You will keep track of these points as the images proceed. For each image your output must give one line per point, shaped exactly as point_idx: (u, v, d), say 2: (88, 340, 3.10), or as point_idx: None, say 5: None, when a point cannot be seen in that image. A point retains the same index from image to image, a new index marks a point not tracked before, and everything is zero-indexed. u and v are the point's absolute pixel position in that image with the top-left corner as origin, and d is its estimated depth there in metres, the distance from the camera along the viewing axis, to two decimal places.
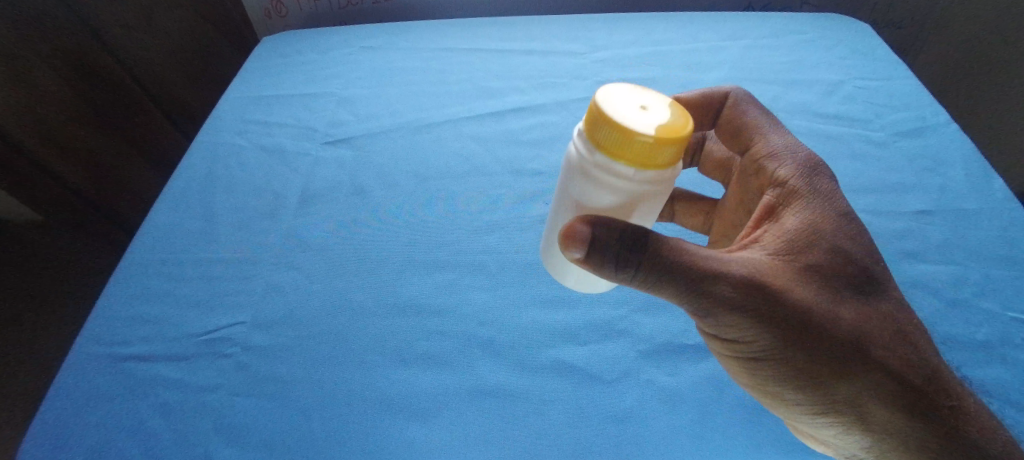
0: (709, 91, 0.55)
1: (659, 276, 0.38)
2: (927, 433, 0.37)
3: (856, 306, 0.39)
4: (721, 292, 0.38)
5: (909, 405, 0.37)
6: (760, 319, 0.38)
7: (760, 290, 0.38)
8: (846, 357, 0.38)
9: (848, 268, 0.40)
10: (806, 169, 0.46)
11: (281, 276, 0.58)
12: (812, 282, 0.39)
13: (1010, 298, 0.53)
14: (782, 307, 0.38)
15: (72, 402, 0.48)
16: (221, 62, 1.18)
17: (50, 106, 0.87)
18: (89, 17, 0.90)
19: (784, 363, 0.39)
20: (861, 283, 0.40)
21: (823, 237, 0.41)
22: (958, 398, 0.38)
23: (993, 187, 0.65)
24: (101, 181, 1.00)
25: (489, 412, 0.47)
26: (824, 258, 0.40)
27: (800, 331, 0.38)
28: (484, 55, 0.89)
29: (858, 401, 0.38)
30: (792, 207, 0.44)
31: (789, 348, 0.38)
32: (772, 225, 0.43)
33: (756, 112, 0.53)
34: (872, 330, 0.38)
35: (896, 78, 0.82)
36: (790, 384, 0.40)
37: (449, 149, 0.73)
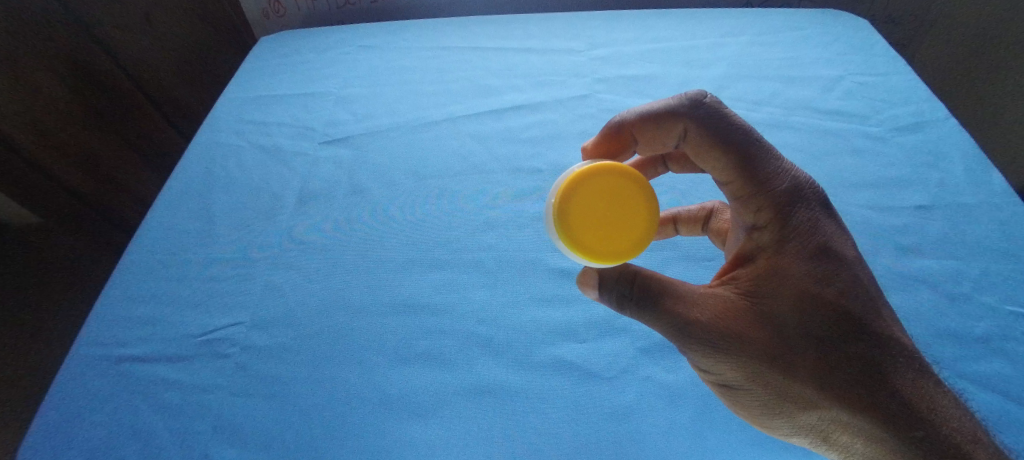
0: (663, 109, 0.47)
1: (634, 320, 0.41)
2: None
3: (821, 344, 0.38)
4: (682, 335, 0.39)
5: (878, 437, 0.36)
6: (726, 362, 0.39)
7: (723, 336, 0.39)
8: (803, 392, 0.38)
9: (816, 307, 0.39)
10: (780, 204, 0.42)
11: (279, 276, 0.57)
12: (771, 324, 0.39)
13: (1010, 292, 0.53)
14: (745, 351, 0.39)
15: (71, 403, 0.48)
16: (223, 59, 1.17)
17: (48, 108, 0.90)
18: (87, 19, 0.91)
19: (749, 395, 0.40)
20: (838, 324, 0.38)
21: (788, 280, 0.40)
22: (937, 429, 0.35)
23: (994, 181, 0.64)
24: (100, 179, 1.02)
25: (486, 411, 0.47)
26: (787, 300, 0.39)
27: (763, 377, 0.39)
28: (482, 54, 0.89)
29: (825, 428, 0.39)
30: (764, 248, 0.42)
31: (751, 383, 0.39)
32: (742, 267, 0.43)
33: (720, 129, 0.44)
34: (837, 366, 0.38)
35: (896, 72, 0.81)
36: (759, 412, 0.41)
37: (446, 148, 0.73)
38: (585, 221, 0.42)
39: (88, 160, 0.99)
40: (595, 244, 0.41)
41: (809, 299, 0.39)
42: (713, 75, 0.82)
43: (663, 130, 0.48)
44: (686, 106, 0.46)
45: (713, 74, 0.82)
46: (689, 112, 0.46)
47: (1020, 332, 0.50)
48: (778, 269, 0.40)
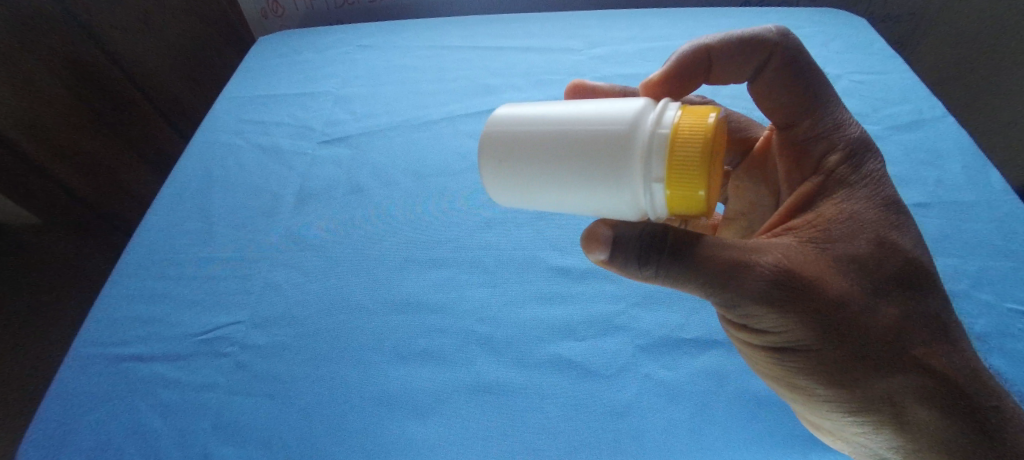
0: (751, 33, 0.43)
1: (677, 269, 0.33)
2: (966, 435, 0.32)
3: (896, 301, 0.34)
4: (748, 281, 0.33)
5: (947, 405, 0.33)
6: (794, 320, 0.33)
7: (795, 285, 0.33)
8: (880, 352, 0.33)
9: (892, 260, 0.35)
10: (850, 153, 0.39)
11: (279, 275, 0.58)
12: (848, 273, 0.34)
13: (1009, 290, 0.53)
14: (819, 304, 0.33)
15: (70, 402, 0.48)
16: (222, 60, 1.17)
17: (48, 109, 0.90)
18: (86, 20, 0.91)
19: (814, 357, 0.34)
20: (911, 279, 0.35)
21: (862, 227, 0.36)
22: (996, 398, 0.34)
23: (992, 178, 0.64)
24: (100, 179, 1.02)
25: (486, 408, 0.47)
26: (864, 249, 0.35)
27: (837, 331, 0.33)
28: (481, 54, 0.89)
29: (893, 400, 0.33)
30: (833, 197, 0.38)
31: (822, 341, 0.33)
32: (805, 215, 0.38)
33: (807, 71, 0.42)
34: (911, 325, 0.34)
35: (895, 71, 0.81)
36: (817, 380, 0.35)
37: (445, 147, 0.73)
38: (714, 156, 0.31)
39: (88, 160, 0.99)
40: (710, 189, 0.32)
41: (889, 250, 0.35)
42: None
43: (741, 59, 0.44)
44: (773, 36, 0.43)
45: None
46: (777, 40, 0.42)
47: (1018, 328, 0.50)
48: (850, 217, 0.36)
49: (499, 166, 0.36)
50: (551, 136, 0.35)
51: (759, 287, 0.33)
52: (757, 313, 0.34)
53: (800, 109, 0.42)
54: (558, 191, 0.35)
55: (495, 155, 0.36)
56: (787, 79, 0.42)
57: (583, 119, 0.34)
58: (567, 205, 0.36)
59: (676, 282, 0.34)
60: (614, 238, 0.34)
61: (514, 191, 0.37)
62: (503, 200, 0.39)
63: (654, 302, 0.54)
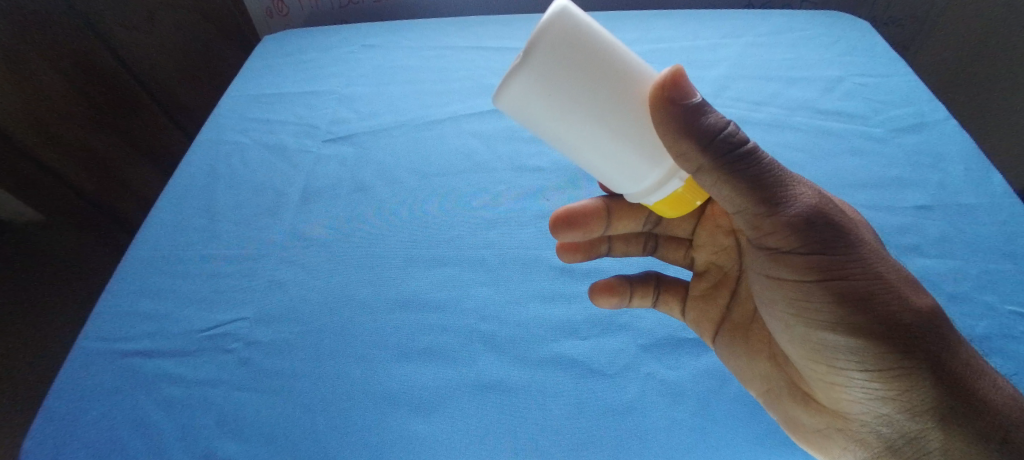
0: None
1: (748, 163, 0.34)
2: (982, 377, 0.35)
3: None
4: (808, 195, 0.35)
5: (967, 347, 0.36)
6: (844, 230, 0.35)
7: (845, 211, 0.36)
8: (917, 287, 0.36)
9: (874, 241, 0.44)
10: None
11: (282, 272, 0.58)
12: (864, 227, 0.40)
13: (1010, 292, 0.53)
14: (859, 231, 0.36)
15: (74, 396, 0.48)
16: (225, 58, 1.18)
17: (52, 105, 0.90)
18: (89, 16, 0.91)
19: (871, 277, 0.35)
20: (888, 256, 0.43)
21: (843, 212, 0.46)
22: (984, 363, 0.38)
23: (993, 180, 0.65)
24: (101, 176, 1.02)
25: (489, 404, 0.47)
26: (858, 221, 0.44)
27: (882, 256, 0.36)
28: (484, 54, 0.89)
29: (937, 333, 0.35)
30: None
31: (874, 260, 0.35)
32: None
33: None
34: None
35: (898, 74, 0.82)
36: (873, 302, 0.35)
37: (449, 147, 0.73)
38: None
39: (90, 157, 0.98)
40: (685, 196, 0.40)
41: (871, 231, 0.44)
42: (714, 76, 0.83)
43: None
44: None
45: (714, 75, 0.83)
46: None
47: (1020, 331, 0.50)
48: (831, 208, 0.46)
49: (558, 72, 0.29)
50: (619, 79, 0.32)
51: (819, 202, 0.35)
52: (813, 217, 0.34)
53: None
54: (596, 140, 0.33)
55: (553, 61, 0.29)
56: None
57: (643, 76, 0.33)
58: (579, 152, 0.34)
59: (742, 179, 0.34)
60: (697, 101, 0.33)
61: (547, 107, 0.31)
62: (512, 102, 0.31)
63: None
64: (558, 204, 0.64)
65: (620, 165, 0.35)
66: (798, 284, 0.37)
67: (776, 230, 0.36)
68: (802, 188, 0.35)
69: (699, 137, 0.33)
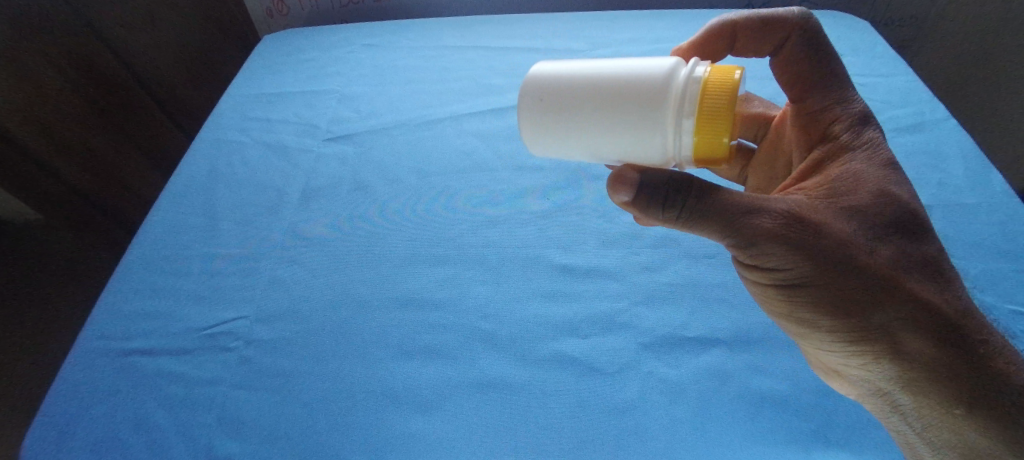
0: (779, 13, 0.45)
1: (694, 214, 0.37)
2: (960, 363, 0.35)
3: (895, 244, 0.37)
4: (756, 221, 0.36)
5: (943, 337, 0.35)
6: (800, 243, 0.36)
7: (800, 225, 0.36)
8: (876, 293, 0.36)
9: (897, 210, 0.38)
10: (857, 123, 0.42)
11: (284, 270, 0.58)
12: (849, 216, 0.37)
13: (1011, 292, 0.53)
14: (816, 246, 0.36)
15: (75, 394, 0.48)
16: (224, 58, 1.17)
17: (52, 105, 0.90)
18: (90, 17, 0.91)
19: (814, 296, 0.37)
20: (905, 227, 0.37)
21: (868, 182, 0.38)
22: (993, 335, 0.36)
23: (993, 180, 0.65)
24: (101, 176, 1.02)
25: (490, 403, 0.47)
26: (871, 200, 0.38)
27: (838, 274, 0.36)
28: (485, 53, 0.89)
29: (889, 335, 0.36)
30: (840, 161, 0.40)
31: (821, 282, 0.36)
32: (813, 175, 0.41)
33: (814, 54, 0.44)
34: (907, 267, 0.36)
35: (898, 74, 0.82)
36: (817, 312, 0.38)
37: (449, 146, 0.73)
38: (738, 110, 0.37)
39: (90, 158, 0.99)
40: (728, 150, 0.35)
41: (891, 196, 0.38)
42: None
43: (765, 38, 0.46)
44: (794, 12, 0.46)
45: None
46: (797, 18, 0.45)
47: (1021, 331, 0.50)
48: (854, 174, 0.39)
49: (549, 147, 0.39)
50: (584, 129, 0.36)
51: (768, 225, 0.36)
52: (767, 236, 0.36)
53: (809, 82, 0.44)
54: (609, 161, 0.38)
55: (541, 141, 0.38)
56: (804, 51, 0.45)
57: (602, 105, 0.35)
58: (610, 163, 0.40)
59: (697, 230, 0.38)
60: (640, 191, 0.37)
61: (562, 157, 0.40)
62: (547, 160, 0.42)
63: (657, 300, 0.55)
64: (558, 203, 0.64)
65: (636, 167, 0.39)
66: (760, 285, 0.41)
67: (737, 248, 0.38)
68: (761, 207, 0.36)
69: (646, 203, 0.37)
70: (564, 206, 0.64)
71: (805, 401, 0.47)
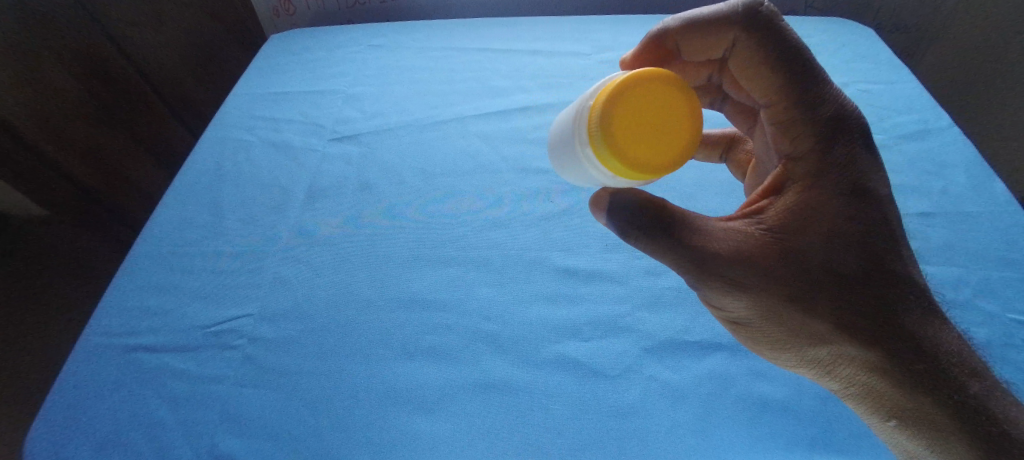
0: (722, 12, 0.48)
1: (657, 255, 0.41)
2: (892, 391, 0.40)
3: (840, 285, 0.40)
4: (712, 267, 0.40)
5: (879, 368, 0.40)
6: (741, 285, 0.40)
7: (750, 273, 0.40)
8: (818, 333, 0.40)
9: (841, 247, 0.41)
10: (822, 131, 0.43)
11: (289, 269, 0.58)
12: (797, 261, 0.40)
13: (1010, 300, 0.53)
14: (763, 293, 0.40)
15: (80, 390, 0.48)
16: (229, 56, 1.18)
17: (58, 101, 0.90)
18: (98, 13, 0.91)
19: (765, 332, 0.43)
20: (851, 262, 0.40)
21: (819, 217, 0.41)
22: (937, 361, 0.39)
23: (995, 189, 0.65)
24: (106, 174, 1.02)
25: (493, 405, 0.47)
26: (818, 240, 0.41)
27: (781, 317, 0.41)
28: (490, 55, 0.90)
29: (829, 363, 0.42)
30: (798, 184, 0.43)
31: (768, 323, 0.42)
32: (776, 198, 0.43)
33: (772, 45, 0.45)
34: (850, 307, 0.40)
35: (902, 81, 0.82)
36: (768, 343, 0.43)
37: (454, 148, 0.74)
38: (669, 114, 0.38)
39: (95, 154, 0.99)
40: (642, 150, 0.38)
41: (837, 233, 0.41)
42: None
43: (711, 37, 0.49)
44: (740, 10, 0.47)
45: None
46: (739, 19, 0.47)
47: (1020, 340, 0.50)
48: (809, 208, 0.42)
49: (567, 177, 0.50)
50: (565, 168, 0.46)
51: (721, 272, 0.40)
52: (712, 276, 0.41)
53: (770, 82, 0.46)
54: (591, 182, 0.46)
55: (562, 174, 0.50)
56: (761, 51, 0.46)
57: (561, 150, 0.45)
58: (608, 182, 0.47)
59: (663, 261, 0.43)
60: (614, 215, 0.40)
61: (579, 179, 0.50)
62: None
63: (659, 304, 0.55)
64: (562, 205, 0.65)
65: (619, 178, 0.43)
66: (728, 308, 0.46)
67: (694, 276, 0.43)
68: (707, 248, 0.40)
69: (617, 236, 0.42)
70: (568, 208, 0.64)
71: (805, 406, 0.47)
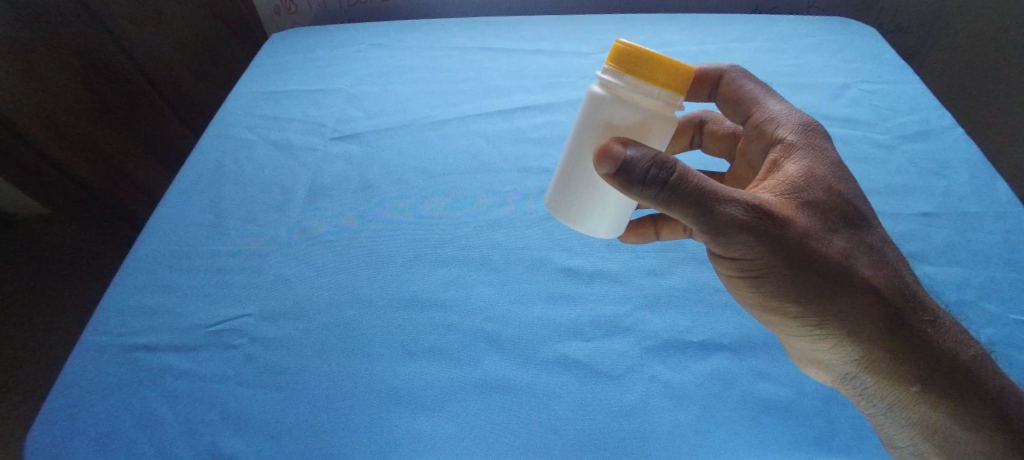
0: (709, 67, 0.55)
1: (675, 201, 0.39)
2: (906, 339, 0.40)
3: (846, 235, 0.42)
4: (731, 212, 0.40)
5: (892, 314, 0.41)
6: (770, 237, 0.40)
7: (770, 219, 0.40)
8: (839, 277, 0.40)
9: (842, 205, 0.44)
10: (801, 127, 0.49)
11: (291, 268, 0.58)
12: (809, 212, 0.42)
13: (1013, 300, 0.53)
14: (785, 238, 0.40)
15: (80, 390, 0.48)
16: (230, 56, 1.19)
17: (60, 99, 0.90)
18: (100, 13, 0.92)
19: (787, 282, 0.41)
20: (851, 219, 0.44)
21: (820, 179, 0.45)
22: (933, 313, 0.42)
23: (998, 189, 0.65)
24: (110, 174, 1.02)
25: (496, 405, 0.47)
26: (823, 196, 0.44)
27: (805, 262, 0.40)
28: (492, 54, 0.89)
29: (852, 315, 0.41)
30: (792, 158, 0.47)
31: (790, 270, 0.41)
32: (775, 174, 0.46)
33: (752, 88, 0.53)
34: (859, 255, 0.42)
35: (904, 81, 0.82)
36: (789, 297, 0.42)
37: (456, 147, 0.73)
38: None
39: (98, 153, 0.99)
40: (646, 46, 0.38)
41: (836, 192, 0.44)
42: None
43: (701, 86, 0.55)
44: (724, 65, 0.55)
45: None
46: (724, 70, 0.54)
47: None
48: (809, 174, 0.45)
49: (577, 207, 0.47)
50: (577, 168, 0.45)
51: (741, 217, 0.40)
52: (739, 229, 0.40)
53: (746, 108, 0.53)
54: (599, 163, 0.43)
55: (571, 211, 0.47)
56: (737, 93, 0.54)
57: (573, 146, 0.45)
58: None
59: (676, 212, 0.41)
60: (631, 156, 0.38)
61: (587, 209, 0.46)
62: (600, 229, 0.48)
63: (660, 304, 0.55)
64: None
65: (628, 123, 0.40)
66: (736, 274, 0.44)
67: (710, 236, 0.41)
68: (730, 200, 0.40)
69: (637, 188, 0.39)
70: None
71: (808, 408, 0.47)
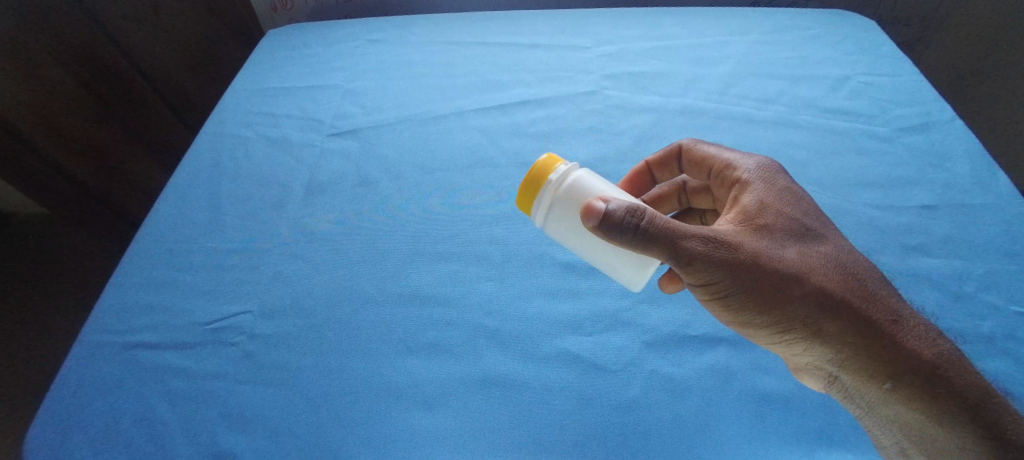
0: (666, 148, 0.58)
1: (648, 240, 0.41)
2: (880, 345, 0.41)
3: (805, 253, 0.44)
4: (698, 242, 0.41)
5: (860, 323, 0.41)
6: (737, 259, 0.42)
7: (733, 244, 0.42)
8: (803, 296, 0.42)
9: (797, 225, 0.45)
10: (756, 165, 0.50)
11: (289, 265, 0.58)
12: (767, 235, 0.44)
13: (1014, 292, 0.53)
14: (750, 261, 0.42)
15: (79, 388, 0.48)
16: (226, 53, 1.18)
17: (60, 101, 0.90)
18: (97, 13, 0.92)
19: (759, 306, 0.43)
20: (807, 236, 0.45)
21: (774, 204, 0.46)
22: (902, 314, 0.42)
23: (998, 181, 0.64)
24: (110, 173, 1.03)
25: (495, 402, 0.47)
26: (778, 220, 0.45)
27: (770, 283, 0.42)
28: (490, 49, 0.89)
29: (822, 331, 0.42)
30: (749, 190, 0.48)
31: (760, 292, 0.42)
32: (734, 208, 0.48)
33: (710, 148, 0.54)
34: (819, 268, 0.43)
35: (905, 73, 0.81)
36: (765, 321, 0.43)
37: (454, 142, 0.73)
38: None
39: (98, 153, 0.99)
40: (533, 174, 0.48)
41: (789, 214, 0.46)
42: (719, 73, 0.83)
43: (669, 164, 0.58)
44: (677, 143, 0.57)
45: (720, 72, 0.83)
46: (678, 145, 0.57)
47: None
48: (763, 204, 0.46)
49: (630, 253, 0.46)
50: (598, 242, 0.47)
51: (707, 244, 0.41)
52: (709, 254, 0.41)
53: (707, 167, 0.54)
54: None
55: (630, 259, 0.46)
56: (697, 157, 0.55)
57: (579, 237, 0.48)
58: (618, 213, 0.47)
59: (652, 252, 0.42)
60: (605, 213, 0.40)
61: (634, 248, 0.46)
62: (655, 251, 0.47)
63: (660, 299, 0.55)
64: None
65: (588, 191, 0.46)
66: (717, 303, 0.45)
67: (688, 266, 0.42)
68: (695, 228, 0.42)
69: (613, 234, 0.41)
70: None
71: (810, 403, 0.47)
